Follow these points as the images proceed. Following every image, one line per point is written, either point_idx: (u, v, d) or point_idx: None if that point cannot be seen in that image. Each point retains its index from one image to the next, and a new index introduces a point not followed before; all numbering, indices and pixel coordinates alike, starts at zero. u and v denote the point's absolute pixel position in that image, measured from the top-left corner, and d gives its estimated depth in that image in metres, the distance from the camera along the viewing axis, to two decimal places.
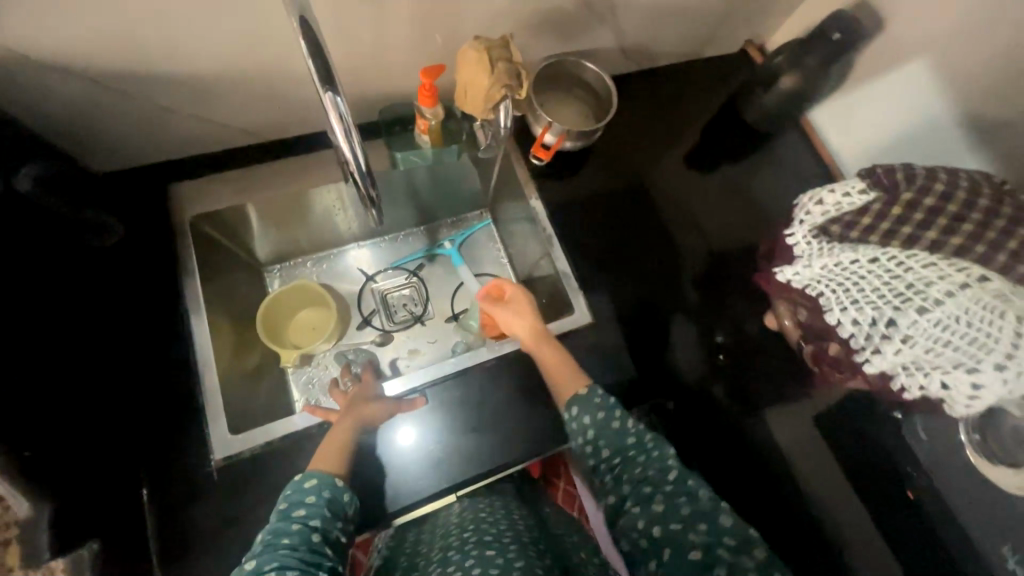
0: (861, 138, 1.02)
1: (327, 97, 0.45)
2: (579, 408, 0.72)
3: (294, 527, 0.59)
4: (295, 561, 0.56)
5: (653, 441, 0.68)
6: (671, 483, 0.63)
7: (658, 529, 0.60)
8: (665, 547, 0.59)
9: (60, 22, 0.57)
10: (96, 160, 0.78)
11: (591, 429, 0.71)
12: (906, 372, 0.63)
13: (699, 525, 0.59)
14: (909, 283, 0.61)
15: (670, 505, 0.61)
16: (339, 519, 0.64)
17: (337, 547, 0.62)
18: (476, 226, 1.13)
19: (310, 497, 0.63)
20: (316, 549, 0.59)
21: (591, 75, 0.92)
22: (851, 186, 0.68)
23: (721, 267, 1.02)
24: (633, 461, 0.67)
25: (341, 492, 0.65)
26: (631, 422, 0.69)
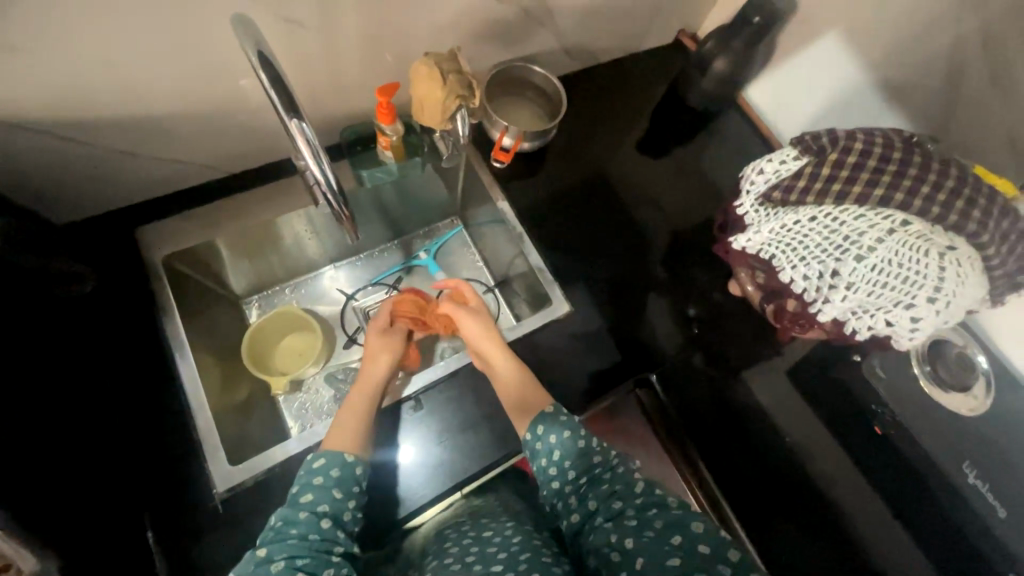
0: (793, 110, 1.11)
1: (293, 125, 0.48)
2: (545, 427, 0.76)
3: (303, 515, 0.66)
4: (303, 549, 0.63)
5: (619, 461, 0.74)
6: (639, 498, 0.69)
7: (631, 541, 0.64)
8: (639, 556, 0.63)
9: (12, 82, 0.57)
10: (58, 214, 0.78)
11: (559, 449, 0.75)
12: (855, 316, 0.70)
13: (675, 536, 0.63)
14: (845, 236, 0.68)
15: (640, 518, 0.66)
16: (350, 497, 0.70)
17: (349, 524, 0.69)
18: (447, 235, 1.15)
19: (319, 478, 0.69)
20: (325, 535, 0.65)
21: (540, 78, 0.97)
22: (786, 154, 0.77)
23: (683, 245, 1.08)
24: (599, 480, 0.72)
25: (350, 471, 0.71)
26: (598, 442, 0.76)
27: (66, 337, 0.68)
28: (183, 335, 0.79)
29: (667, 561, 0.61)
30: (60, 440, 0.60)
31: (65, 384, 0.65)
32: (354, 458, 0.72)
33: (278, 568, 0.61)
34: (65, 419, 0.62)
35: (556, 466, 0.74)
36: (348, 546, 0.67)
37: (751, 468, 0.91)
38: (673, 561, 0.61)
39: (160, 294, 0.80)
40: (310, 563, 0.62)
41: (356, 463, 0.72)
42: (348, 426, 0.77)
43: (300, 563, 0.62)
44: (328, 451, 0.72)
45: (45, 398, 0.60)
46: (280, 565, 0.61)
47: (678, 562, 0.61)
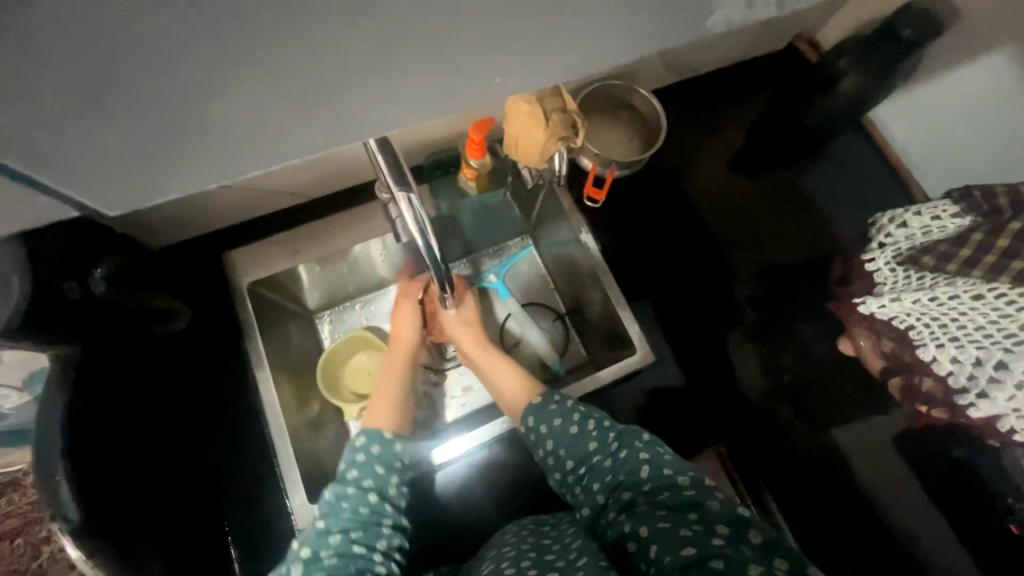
0: (924, 138, 0.97)
1: (402, 197, 0.44)
2: (535, 418, 0.69)
3: (351, 490, 0.62)
4: (356, 522, 0.60)
5: (618, 438, 0.64)
6: (648, 483, 0.58)
7: (644, 528, 0.54)
8: (653, 544, 0.53)
9: None
10: (158, 239, 0.80)
11: (551, 439, 0.67)
12: (1019, 414, 0.57)
13: (690, 517, 0.53)
14: (1022, 325, 0.57)
15: (652, 504, 0.56)
16: (394, 474, 0.66)
17: (395, 501, 0.64)
18: (517, 255, 1.04)
19: (360, 455, 0.66)
20: (374, 508, 0.62)
21: (641, 100, 0.90)
22: (942, 209, 0.65)
23: (780, 281, 1.00)
24: (598, 468, 0.63)
25: (390, 445, 0.68)
26: (593, 423, 0.66)
27: (156, 370, 0.69)
28: (266, 360, 0.80)
29: (680, 551, 0.50)
30: (162, 476, 0.62)
31: (157, 417, 0.66)
32: (394, 433, 0.70)
33: (335, 541, 0.57)
34: (162, 454, 0.64)
35: (553, 457, 0.67)
36: (396, 521, 0.63)
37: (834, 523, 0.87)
38: (687, 550, 0.50)
39: (243, 318, 0.80)
40: (364, 536, 0.59)
41: (395, 438, 0.69)
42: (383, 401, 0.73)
43: (355, 535, 0.58)
44: (370, 428, 0.69)
45: (151, 436, 0.62)
46: (338, 539, 0.57)
47: (693, 551, 0.50)
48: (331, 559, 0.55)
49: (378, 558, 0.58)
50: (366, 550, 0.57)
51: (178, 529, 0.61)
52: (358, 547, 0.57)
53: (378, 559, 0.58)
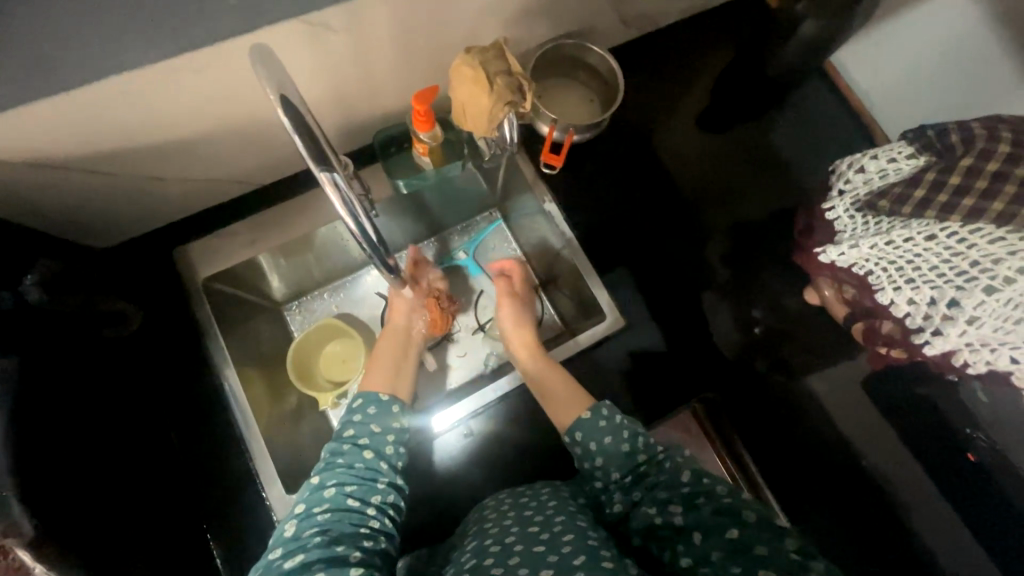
0: (888, 79, 0.96)
1: (323, 176, 0.41)
2: (583, 435, 0.65)
3: (346, 447, 0.61)
4: (352, 476, 0.58)
5: (665, 450, 0.61)
6: (688, 486, 0.56)
7: (683, 518, 0.54)
8: (696, 531, 0.53)
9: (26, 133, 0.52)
10: (96, 237, 0.76)
11: (599, 456, 0.63)
12: (970, 348, 0.59)
13: (726, 515, 0.52)
14: (973, 261, 0.57)
15: (689, 504, 0.55)
16: (392, 433, 0.64)
17: (393, 458, 0.62)
18: (486, 231, 1.02)
19: (358, 415, 0.64)
20: (370, 465, 0.60)
21: (597, 58, 0.85)
22: (897, 151, 0.65)
23: (749, 238, 1.00)
24: (645, 478, 0.60)
25: (387, 406, 0.66)
26: (642, 438, 0.63)
27: (110, 376, 0.67)
28: (228, 357, 0.78)
29: (725, 535, 0.51)
30: (128, 480, 0.61)
31: (119, 424, 0.65)
32: (391, 397, 0.67)
33: (330, 495, 0.56)
34: (128, 458, 0.63)
35: (599, 472, 0.63)
36: (395, 479, 0.61)
37: (807, 467, 0.90)
38: (730, 534, 0.51)
39: (201, 316, 0.79)
40: (360, 490, 0.58)
41: (392, 400, 0.67)
42: (380, 374, 0.73)
43: (349, 490, 0.57)
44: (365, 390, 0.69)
45: (111, 443, 0.60)
46: (332, 492, 0.57)
47: (736, 533, 0.51)
48: (324, 515, 0.54)
49: (372, 512, 0.57)
50: (360, 505, 0.57)
51: (145, 535, 0.60)
52: (352, 501, 0.56)
53: (373, 512, 0.57)
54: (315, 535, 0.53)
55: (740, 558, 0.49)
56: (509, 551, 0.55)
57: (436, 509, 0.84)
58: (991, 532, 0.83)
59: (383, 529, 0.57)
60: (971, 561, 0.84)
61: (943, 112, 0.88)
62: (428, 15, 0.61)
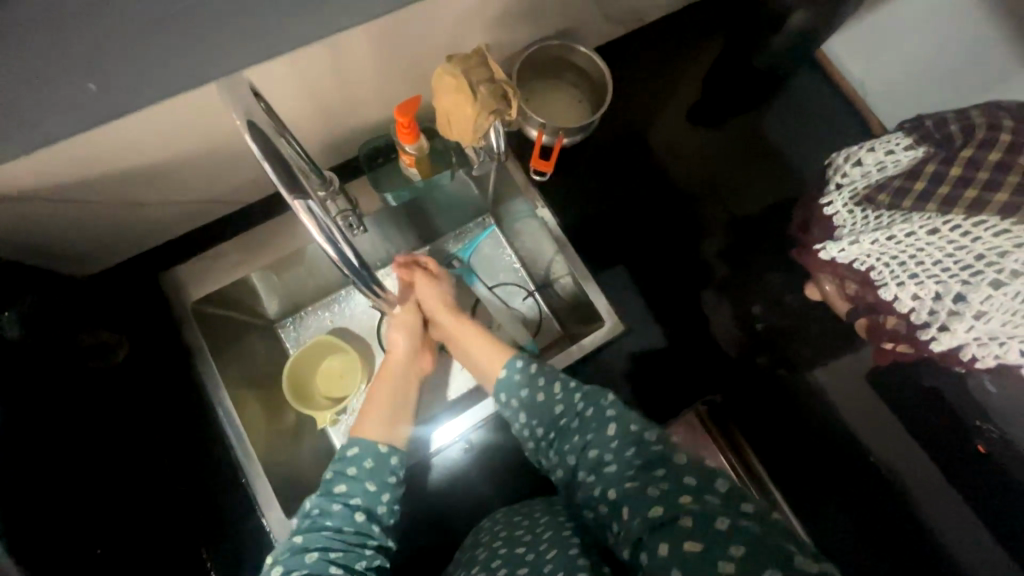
0: (882, 67, 0.95)
1: (297, 204, 0.39)
2: (507, 394, 0.66)
3: (337, 508, 0.59)
4: (340, 541, 0.57)
5: (586, 402, 0.61)
6: (615, 441, 0.56)
7: (611, 490, 0.53)
8: (623, 506, 0.51)
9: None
10: (78, 265, 0.74)
11: (524, 412, 0.64)
12: (979, 343, 0.57)
13: (653, 472, 0.52)
14: (978, 255, 0.56)
15: (618, 461, 0.54)
16: (387, 489, 0.63)
17: (384, 518, 0.62)
18: (479, 237, 1.00)
19: (352, 470, 0.63)
20: (359, 527, 0.59)
21: (585, 59, 0.84)
22: (895, 142, 0.63)
23: (747, 234, 0.99)
24: (568, 432, 0.60)
25: (385, 458, 0.64)
26: (559, 386, 0.63)
27: (96, 409, 0.65)
28: (220, 381, 0.76)
29: (648, 512, 0.49)
30: (119, 515, 0.60)
31: (107, 458, 0.63)
32: (389, 446, 0.66)
33: (312, 560, 0.54)
34: (118, 494, 0.62)
35: (525, 428, 0.64)
36: (384, 540, 0.60)
37: (815, 465, 0.89)
38: (653, 510, 0.49)
39: (191, 337, 0.76)
40: (344, 557, 0.56)
41: (392, 451, 0.65)
42: (377, 419, 0.69)
43: (333, 556, 0.55)
44: (361, 438, 0.65)
45: (98, 480, 0.59)
46: (315, 558, 0.55)
47: (658, 508, 0.49)
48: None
49: None
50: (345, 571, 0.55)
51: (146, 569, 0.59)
52: (335, 568, 0.54)
53: None
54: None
55: (662, 534, 0.47)
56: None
57: (441, 523, 0.84)
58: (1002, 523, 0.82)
59: None
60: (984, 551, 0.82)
61: (952, 100, 0.85)
62: (405, 22, 0.59)
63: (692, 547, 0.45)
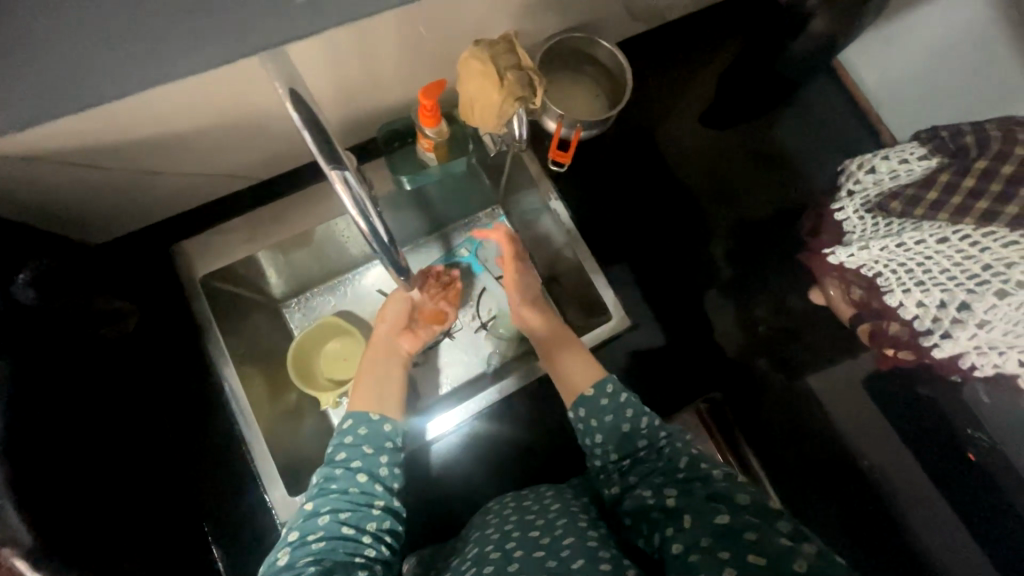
0: (894, 79, 0.97)
1: (333, 174, 0.39)
2: (588, 410, 0.66)
3: (339, 472, 0.60)
4: (346, 503, 0.58)
5: (669, 441, 0.61)
6: (684, 471, 0.57)
7: (672, 500, 0.54)
8: (684, 514, 0.52)
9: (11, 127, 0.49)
10: (86, 233, 0.73)
11: (599, 433, 0.64)
12: (980, 351, 0.58)
13: (718, 500, 0.52)
14: (984, 264, 0.57)
15: (686, 485, 0.55)
16: (385, 453, 0.64)
17: (387, 480, 0.62)
18: (487, 228, 0.99)
19: (349, 437, 0.64)
20: (363, 489, 0.60)
21: (606, 54, 0.85)
22: (910, 151, 0.65)
23: (754, 237, 1.00)
24: (644, 463, 0.60)
25: (378, 426, 0.65)
26: (643, 421, 0.62)
27: (104, 377, 0.64)
28: (228, 355, 0.76)
29: (713, 519, 0.50)
30: (129, 483, 0.60)
31: (115, 426, 0.62)
32: (381, 415, 0.66)
33: (324, 523, 0.56)
34: (128, 462, 0.62)
35: (597, 449, 0.64)
36: (390, 501, 0.61)
37: (809, 467, 0.90)
38: (720, 519, 0.50)
39: (199, 310, 0.76)
40: (354, 517, 0.57)
41: (383, 420, 0.66)
42: (369, 388, 0.71)
43: (343, 517, 0.57)
44: (356, 410, 0.67)
45: (107, 446, 0.58)
46: (326, 520, 0.56)
47: (725, 519, 0.50)
48: (319, 544, 0.54)
49: (368, 540, 0.56)
50: (355, 532, 0.56)
51: (153, 540, 0.59)
52: (346, 529, 0.56)
53: (369, 540, 0.56)
54: (308, 564, 0.52)
55: (726, 543, 0.48)
56: (509, 557, 0.54)
57: (440, 507, 0.85)
58: (989, 532, 0.84)
59: (378, 559, 0.56)
60: (969, 558, 0.84)
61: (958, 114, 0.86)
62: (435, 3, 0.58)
63: (756, 560, 0.46)
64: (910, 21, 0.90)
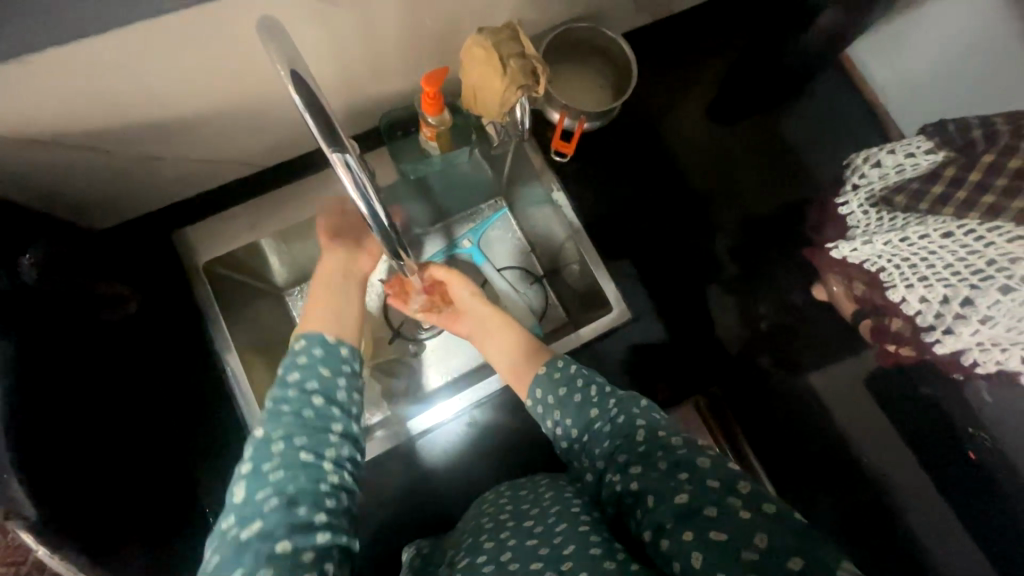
0: (902, 74, 0.95)
1: (335, 157, 0.38)
2: (543, 390, 0.67)
3: (293, 394, 0.53)
4: (300, 428, 0.52)
5: (619, 408, 0.61)
6: (643, 445, 0.56)
7: (636, 482, 0.53)
8: (648, 495, 0.52)
9: (20, 108, 0.49)
10: (92, 218, 0.74)
11: (557, 410, 0.65)
12: (981, 347, 0.58)
13: (680, 473, 0.52)
14: (989, 260, 0.56)
15: (646, 460, 0.55)
16: (343, 376, 0.57)
17: (348, 403, 0.56)
18: (491, 219, 0.98)
19: (303, 359, 0.56)
20: (320, 412, 0.53)
21: (610, 44, 0.84)
22: (917, 145, 0.64)
23: (757, 232, 0.99)
24: (600, 436, 0.60)
25: (335, 348, 0.58)
26: (595, 389, 0.64)
27: (107, 359, 0.65)
28: (234, 346, 0.77)
29: (674, 500, 0.50)
30: (129, 464, 0.60)
31: (117, 408, 0.63)
32: (338, 338, 0.60)
33: (277, 451, 0.50)
34: (129, 444, 0.62)
35: (558, 426, 0.64)
36: (350, 425, 0.55)
37: (807, 464, 0.90)
38: (680, 499, 0.49)
39: (206, 299, 0.77)
40: (311, 443, 0.51)
41: (340, 343, 0.59)
42: (323, 311, 0.64)
43: (300, 444, 0.51)
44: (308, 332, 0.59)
45: (107, 427, 0.59)
46: (280, 448, 0.50)
47: (684, 499, 0.49)
48: (277, 475, 0.48)
49: (329, 466, 0.51)
50: (313, 458, 0.51)
51: (155, 520, 0.60)
52: (304, 456, 0.50)
53: (330, 466, 0.51)
54: (269, 497, 0.47)
55: (688, 523, 0.47)
56: (502, 544, 0.55)
57: (437, 495, 0.86)
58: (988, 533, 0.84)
59: (343, 487, 0.52)
60: (967, 557, 0.84)
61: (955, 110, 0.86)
62: None
63: (717, 536, 0.46)
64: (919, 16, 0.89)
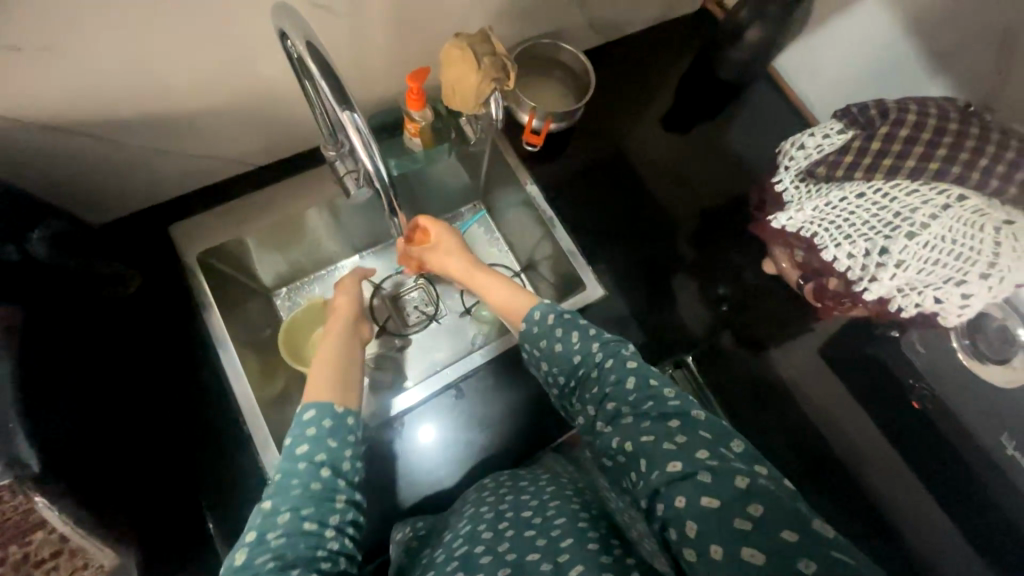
0: (826, 80, 1.09)
1: (346, 117, 0.46)
2: (530, 345, 0.68)
3: (302, 466, 0.57)
4: (307, 498, 0.55)
5: (604, 351, 0.64)
6: (634, 394, 0.60)
7: (630, 443, 0.56)
8: (642, 459, 0.55)
9: (41, 82, 0.56)
10: (93, 214, 0.78)
11: (543, 362, 0.67)
12: (902, 293, 0.69)
13: (671, 423, 0.56)
14: (895, 213, 0.67)
15: (637, 413, 0.58)
16: (349, 447, 0.60)
17: (351, 474, 0.59)
18: (471, 221, 1.11)
19: (312, 429, 0.59)
20: (326, 484, 0.57)
21: (570, 58, 0.96)
22: (829, 127, 0.76)
23: (713, 224, 1.09)
24: (587, 382, 0.64)
25: (343, 419, 0.61)
26: (577, 335, 0.66)
27: (108, 335, 0.67)
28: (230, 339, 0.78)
29: (666, 467, 0.53)
30: (121, 435, 0.61)
31: (116, 381, 0.65)
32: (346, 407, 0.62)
33: (283, 520, 0.53)
34: (123, 417, 0.63)
35: (549, 377, 0.67)
36: (353, 494, 0.59)
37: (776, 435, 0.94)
38: (673, 466, 0.53)
39: (198, 290, 0.79)
40: (316, 513, 0.55)
41: (348, 411, 0.62)
42: (331, 378, 0.67)
43: (305, 513, 0.54)
44: (317, 401, 0.61)
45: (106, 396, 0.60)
46: (286, 517, 0.54)
47: (677, 467, 0.52)
48: (279, 541, 0.52)
49: (331, 533, 0.55)
50: (317, 527, 0.54)
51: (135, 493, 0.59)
52: (309, 525, 0.54)
53: (332, 534, 0.55)
54: (269, 561, 0.51)
55: (681, 489, 0.51)
56: (499, 536, 0.61)
57: None
58: (953, 494, 0.86)
59: (342, 551, 0.55)
60: (935, 519, 0.86)
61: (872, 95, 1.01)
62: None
63: (710, 502, 0.49)
64: (830, 30, 1.04)
